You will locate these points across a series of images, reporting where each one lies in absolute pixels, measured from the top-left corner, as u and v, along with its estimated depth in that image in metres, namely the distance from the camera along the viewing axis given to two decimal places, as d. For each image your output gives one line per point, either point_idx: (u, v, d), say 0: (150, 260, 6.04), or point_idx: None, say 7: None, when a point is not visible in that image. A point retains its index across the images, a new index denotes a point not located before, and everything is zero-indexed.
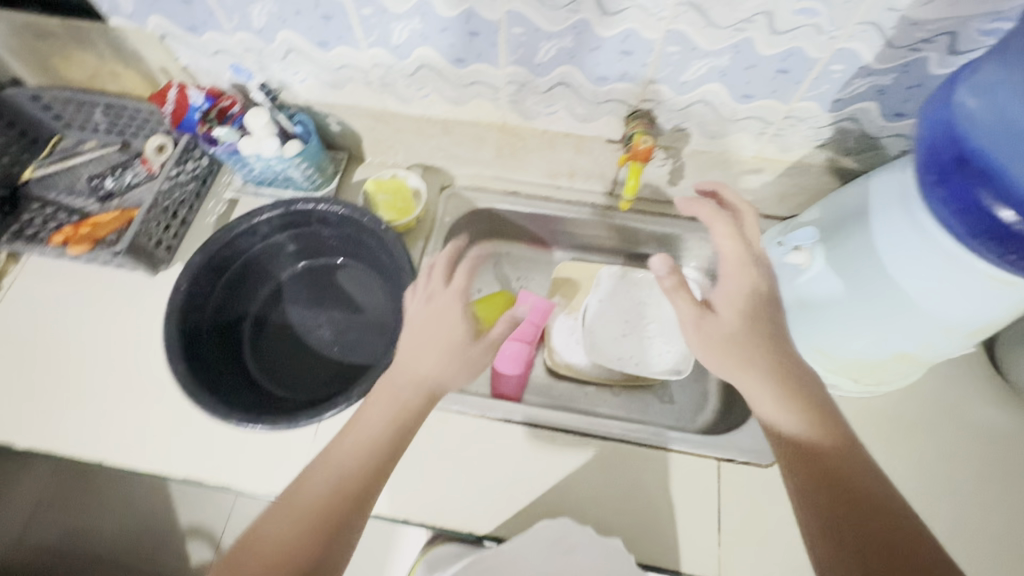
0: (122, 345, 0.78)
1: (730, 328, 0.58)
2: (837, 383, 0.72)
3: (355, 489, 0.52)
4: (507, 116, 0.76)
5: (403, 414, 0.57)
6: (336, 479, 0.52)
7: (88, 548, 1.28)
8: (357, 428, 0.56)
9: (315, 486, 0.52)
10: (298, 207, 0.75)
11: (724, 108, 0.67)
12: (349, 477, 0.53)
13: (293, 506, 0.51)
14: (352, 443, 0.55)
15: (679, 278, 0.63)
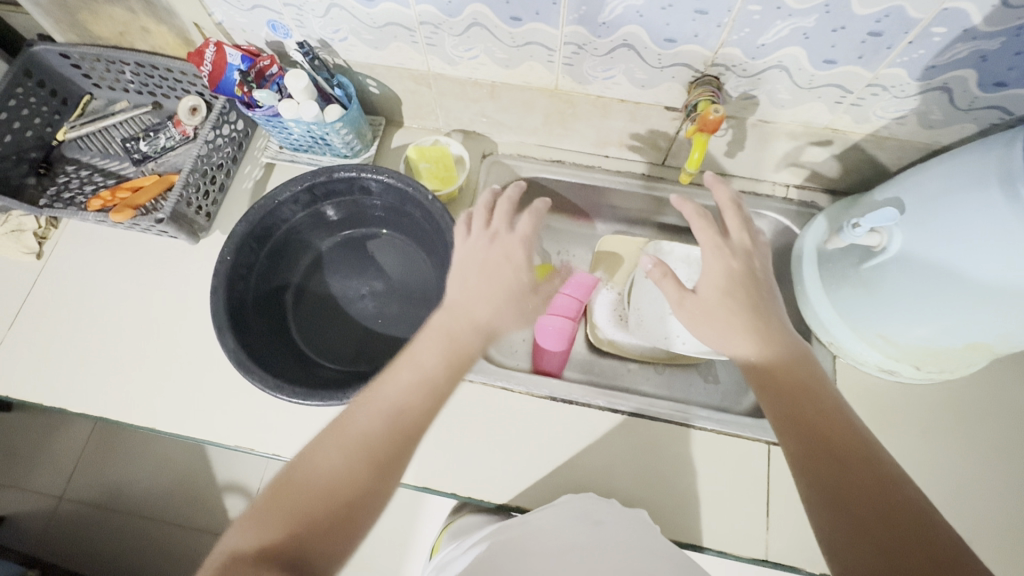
0: (164, 313, 0.77)
1: (732, 316, 0.56)
2: (898, 370, 0.69)
3: (389, 449, 0.50)
4: (559, 81, 0.71)
5: (434, 374, 0.55)
6: (394, 414, 0.51)
7: (130, 502, 1.32)
8: (388, 388, 0.53)
9: (370, 420, 0.51)
10: (340, 175, 0.72)
11: (800, 74, 0.62)
12: (383, 439, 0.50)
13: (348, 435, 0.50)
14: (410, 380, 0.54)
15: (666, 267, 0.60)
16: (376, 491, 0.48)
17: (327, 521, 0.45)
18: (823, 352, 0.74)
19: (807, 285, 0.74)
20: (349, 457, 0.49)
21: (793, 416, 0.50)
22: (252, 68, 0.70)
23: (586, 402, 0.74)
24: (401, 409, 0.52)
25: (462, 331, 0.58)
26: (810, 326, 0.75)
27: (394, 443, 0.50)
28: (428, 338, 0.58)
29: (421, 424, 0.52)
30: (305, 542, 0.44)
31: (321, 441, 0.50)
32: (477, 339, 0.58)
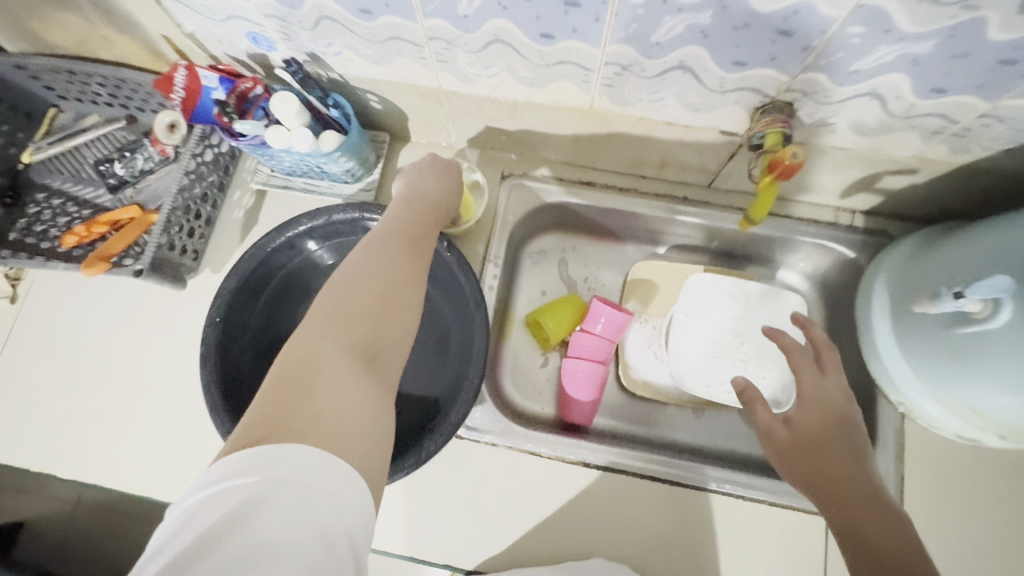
0: (150, 366, 0.69)
1: (824, 457, 0.52)
2: (978, 438, 0.61)
3: (390, 287, 0.45)
4: (594, 102, 0.60)
5: (422, 226, 0.54)
6: (353, 287, 0.44)
7: None
8: (331, 299, 0.43)
9: (333, 301, 0.43)
10: (342, 217, 0.63)
11: (897, 103, 0.50)
12: (378, 280, 0.45)
13: (315, 327, 0.41)
14: (358, 261, 0.46)
15: (752, 393, 0.59)
16: (397, 349, 0.44)
17: (344, 363, 0.40)
18: (888, 410, 0.66)
19: (877, 336, 0.65)
20: (342, 333, 0.41)
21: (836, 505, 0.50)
22: (232, 93, 0.60)
23: (620, 467, 0.67)
24: (386, 267, 0.47)
25: (425, 225, 0.55)
26: (877, 381, 0.66)
27: (392, 280, 0.46)
28: (393, 220, 0.53)
29: (413, 267, 0.49)
30: (320, 383, 0.38)
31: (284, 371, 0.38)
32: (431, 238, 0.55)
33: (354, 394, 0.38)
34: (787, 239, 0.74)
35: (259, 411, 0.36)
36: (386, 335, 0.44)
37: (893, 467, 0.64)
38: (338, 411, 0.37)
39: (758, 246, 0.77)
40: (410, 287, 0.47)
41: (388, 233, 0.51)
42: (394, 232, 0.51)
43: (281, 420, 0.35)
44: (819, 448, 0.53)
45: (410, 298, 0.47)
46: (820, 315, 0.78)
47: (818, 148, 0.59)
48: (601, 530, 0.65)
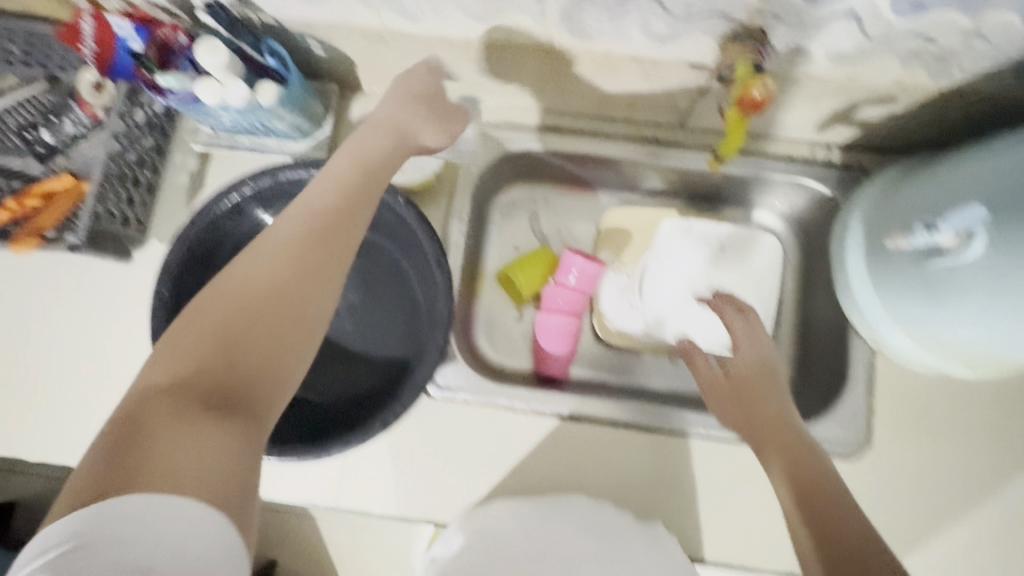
0: (105, 346, 0.66)
1: (745, 406, 0.56)
2: (949, 370, 0.62)
3: (267, 308, 0.41)
4: (553, 37, 0.55)
5: (339, 207, 0.46)
6: (232, 302, 0.41)
7: None
8: (216, 311, 0.41)
9: (211, 319, 0.40)
10: (288, 176, 0.58)
11: (875, 23, 0.47)
12: (254, 304, 0.41)
13: (177, 351, 0.39)
14: (250, 264, 0.43)
15: (693, 343, 0.65)
16: (276, 384, 0.41)
17: (182, 404, 0.37)
18: (861, 347, 0.66)
19: (849, 273, 0.64)
20: (179, 360, 0.39)
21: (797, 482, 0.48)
22: (150, 43, 0.54)
23: (595, 417, 0.67)
24: (263, 278, 0.42)
25: (340, 224, 0.45)
26: (850, 320, 0.66)
27: (272, 299, 0.42)
28: (301, 208, 0.45)
29: (310, 281, 0.43)
30: (160, 429, 0.35)
31: (149, 392, 0.37)
32: (363, 217, 0.47)
33: (206, 442, 0.36)
34: (762, 179, 0.71)
35: (101, 461, 0.34)
36: (253, 369, 0.40)
37: (866, 403, 0.65)
38: (186, 463, 0.35)
39: (734, 188, 0.75)
40: (300, 309, 0.42)
41: (286, 221, 0.45)
42: (309, 218, 0.45)
43: (126, 469, 0.34)
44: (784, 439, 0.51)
45: (298, 324, 0.42)
46: (796, 256, 0.77)
47: (792, 78, 0.56)
48: (580, 479, 0.66)
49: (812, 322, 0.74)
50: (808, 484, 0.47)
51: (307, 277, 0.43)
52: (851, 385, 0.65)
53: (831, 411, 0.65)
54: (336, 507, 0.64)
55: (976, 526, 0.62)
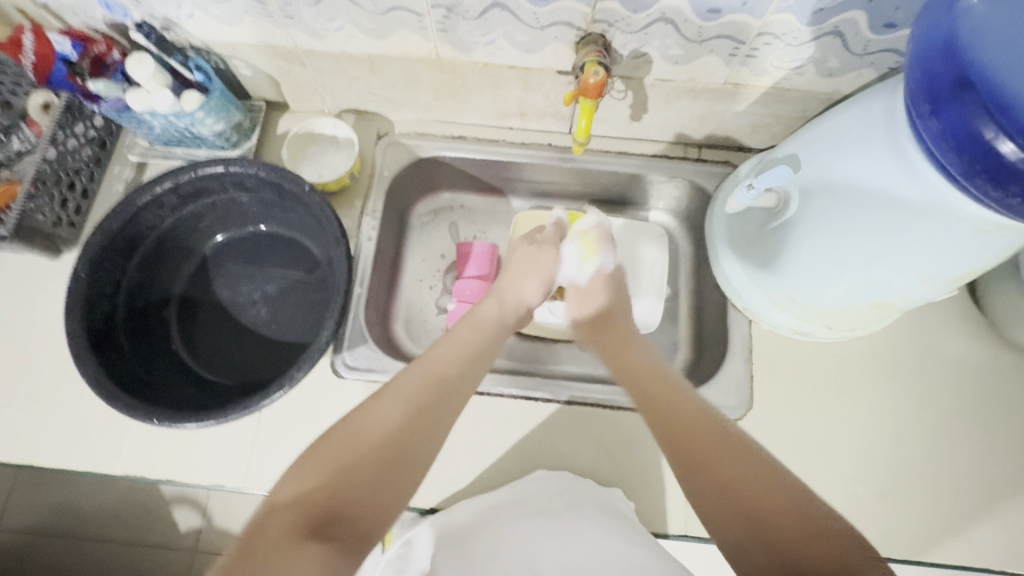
0: (32, 338, 0.69)
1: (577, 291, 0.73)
2: (810, 330, 0.68)
3: (390, 453, 0.48)
4: (439, 50, 0.65)
5: (453, 374, 0.57)
6: (366, 437, 0.48)
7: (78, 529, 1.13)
8: (367, 423, 0.50)
9: (355, 436, 0.48)
10: (205, 171, 0.65)
11: (688, 27, 0.57)
12: (375, 443, 0.48)
13: (325, 456, 0.47)
14: (382, 407, 0.51)
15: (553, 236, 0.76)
16: (377, 507, 0.45)
17: (301, 522, 0.42)
18: (739, 319, 0.73)
19: (718, 249, 0.71)
20: (308, 477, 0.45)
21: (688, 465, 0.49)
22: (85, 56, 0.62)
23: (500, 393, 0.71)
24: (385, 425, 0.50)
25: (455, 377, 0.57)
26: (726, 294, 0.73)
27: (397, 443, 0.49)
28: (423, 367, 0.56)
29: (417, 422, 0.51)
30: (281, 543, 0.40)
31: (296, 472, 0.46)
32: (467, 384, 0.57)
33: (301, 558, 0.39)
34: (647, 177, 0.80)
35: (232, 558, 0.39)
36: (363, 491, 0.45)
37: (746, 369, 0.70)
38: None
39: (625, 187, 0.83)
40: (411, 453, 0.49)
41: (404, 383, 0.54)
42: (411, 389, 0.54)
43: None
44: (666, 407, 0.54)
45: (407, 467, 0.48)
46: (687, 248, 0.84)
47: (644, 81, 0.66)
48: (484, 449, 0.70)
49: (701, 304, 0.80)
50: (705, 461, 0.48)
51: (414, 426, 0.51)
52: (731, 354, 0.71)
53: (717, 378, 0.70)
54: (244, 487, 0.66)
55: (850, 478, 0.67)
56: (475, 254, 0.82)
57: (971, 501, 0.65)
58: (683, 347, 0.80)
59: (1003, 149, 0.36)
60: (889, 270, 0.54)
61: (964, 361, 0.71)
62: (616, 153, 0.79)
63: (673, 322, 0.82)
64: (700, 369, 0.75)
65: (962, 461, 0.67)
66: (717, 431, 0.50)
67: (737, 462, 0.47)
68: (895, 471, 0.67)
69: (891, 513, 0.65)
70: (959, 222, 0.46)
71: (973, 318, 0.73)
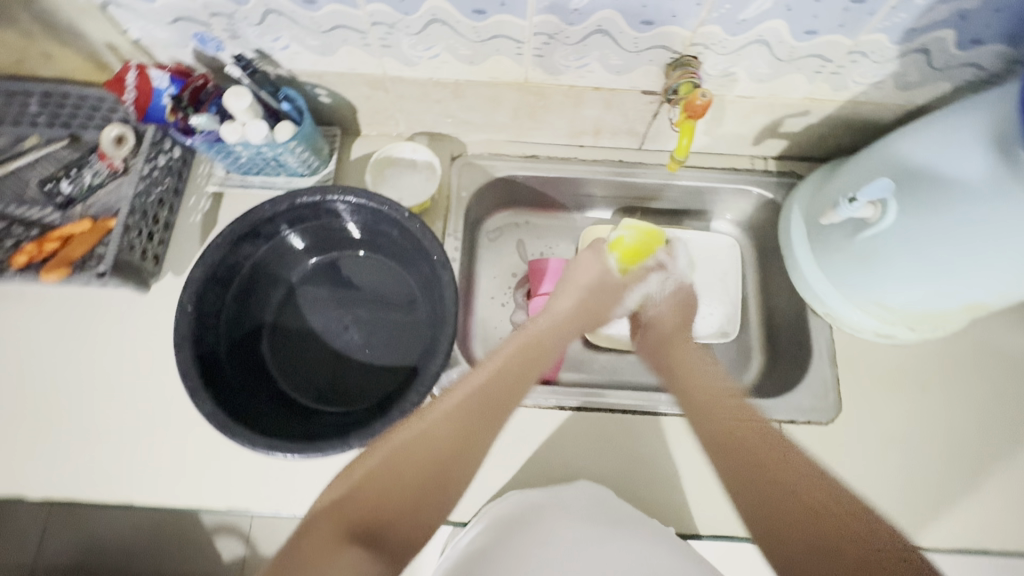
0: (123, 373, 0.69)
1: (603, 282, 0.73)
2: (893, 333, 0.71)
3: (437, 469, 0.48)
4: (529, 74, 0.66)
5: (504, 391, 0.56)
6: (417, 448, 0.49)
7: None
8: (417, 433, 0.50)
9: (405, 445, 0.49)
10: (303, 201, 0.65)
11: (781, 48, 0.59)
12: (423, 456, 0.48)
13: (376, 459, 0.48)
14: (434, 416, 0.51)
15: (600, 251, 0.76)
16: (416, 521, 0.46)
17: (343, 528, 0.43)
18: (819, 324, 0.75)
19: (798, 257, 0.74)
20: (354, 481, 0.46)
21: (745, 482, 0.49)
22: (185, 89, 0.62)
23: (592, 406, 0.72)
24: (434, 439, 0.50)
25: (503, 393, 0.56)
26: (805, 301, 0.75)
27: (444, 459, 0.49)
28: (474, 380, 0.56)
29: (465, 437, 0.51)
30: (325, 548, 0.41)
31: (347, 473, 0.47)
32: (513, 399, 0.56)
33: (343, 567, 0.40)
34: (716, 188, 0.82)
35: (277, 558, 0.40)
36: (407, 504, 0.46)
37: (831, 372, 0.72)
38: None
39: (690, 200, 0.85)
40: (454, 471, 0.49)
41: (458, 395, 0.54)
42: (461, 402, 0.53)
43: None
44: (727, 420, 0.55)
45: (452, 483, 0.49)
46: (752, 255, 0.87)
47: (726, 98, 0.69)
48: (581, 462, 0.71)
49: (772, 310, 0.82)
50: (760, 465, 0.50)
51: (463, 439, 0.51)
52: (815, 358, 0.73)
53: (803, 383, 0.72)
54: None
55: (943, 476, 0.69)
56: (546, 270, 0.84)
57: None
58: (757, 352, 0.82)
59: None
60: (991, 276, 0.56)
61: None
62: (683, 166, 0.81)
63: (744, 329, 0.84)
64: (780, 373, 0.78)
65: None
66: (772, 450, 0.51)
67: (794, 481, 0.48)
68: (984, 465, 0.69)
69: (985, 507, 0.67)
70: None
71: None
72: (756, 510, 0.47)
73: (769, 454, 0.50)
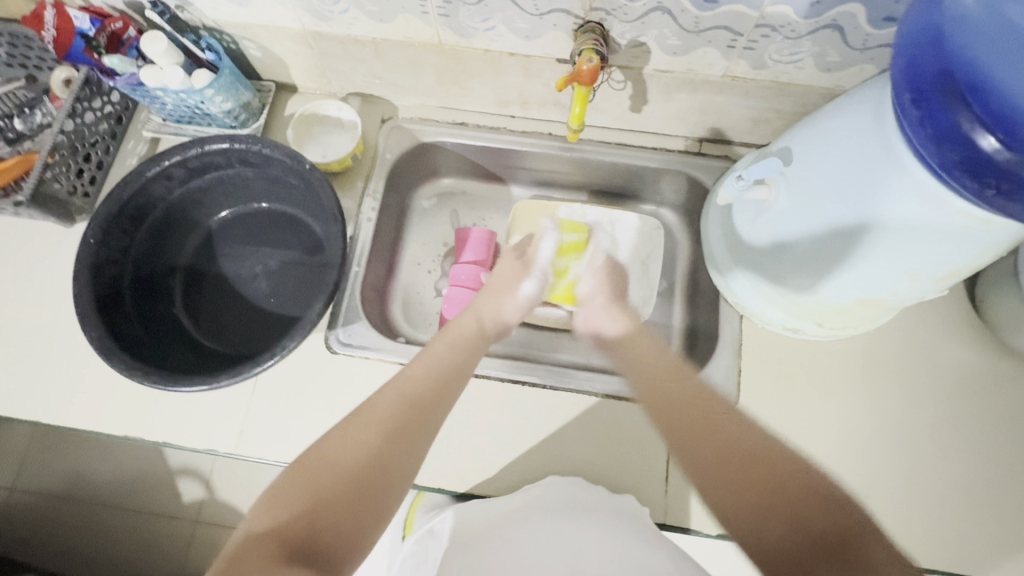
0: (46, 302, 0.73)
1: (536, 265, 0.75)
2: (801, 327, 0.68)
3: (364, 485, 0.49)
4: (441, 35, 0.66)
5: (421, 395, 0.57)
6: (344, 464, 0.50)
7: (85, 490, 1.19)
8: (342, 447, 0.51)
9: (332, 463, 0.50)
10: (212, 147, 0.67)
11: (685, 17, 0.57)
12: (348, 476, 0.49)
13: (302, 481, 0.49)
14: (357, 427, 0.53)
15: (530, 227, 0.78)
16: (353, 533, 0.47)
17: (275, 553, 0.43)
18: (731, 313, 0.72)
19: (712, 242, 0.71)
20: (281, 504, 0.47)
21: (691, 444, 0.52)
22: (101, 31, 0.65)
23: (494, 375, 0.73)
24: (363, 450, 0.51)
25: (426, 393, 0.58)
26: (718, 288, 0.73)
27: (372, 466, 0.51)
28: (392, 394, 0.56)
29: (393, 444, 0.53)
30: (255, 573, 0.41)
31: (273, 497, 0.48)
32: (433, 407, 0.57)
33: None
34: (647, 169, 0.80)
35: None
36: (338, 517, 0.47)
37: (735, 362, 0.70)
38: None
39: (624, 180, 0.83)
40: (382, 480, 0.51)
41: (382, 406, 0.56)
42: (381, 417, 0.54)
43: None
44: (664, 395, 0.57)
45: (384, 489, 0.51)
46: (685, 241, 0.84)
47: (643, 71, 0.67)
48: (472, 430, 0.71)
49: (696, 298, 0.80)
50: (723, 455, 0.50)
51: (390, 445, 0.53)
52: (721, 347, 0.71)
53: (706, 371, 0.70)
54: (238, 454, 0.68)
55: (835, 480, 0.66)
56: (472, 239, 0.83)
57: (962, 505, 0.64)
58: (676, 339, 0.80)
59: (983, 142, 0.37)
60: (890, 269, 0.53)
61: (963, 365, 0.70)
62: (614, 144, 0.79)
63: (666, 315, 0.82)
64: (691, 361, 0.76)
65: (954, 465, 0.66)
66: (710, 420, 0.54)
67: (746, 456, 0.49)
68: (881, 475, 0.66)
69: (878, 514, 0.64)
70: (943, 216, 0.46)
71: (972, 322, 0.71)
72: (734, 494, 0.48)
73: (705, 415, 0.54)
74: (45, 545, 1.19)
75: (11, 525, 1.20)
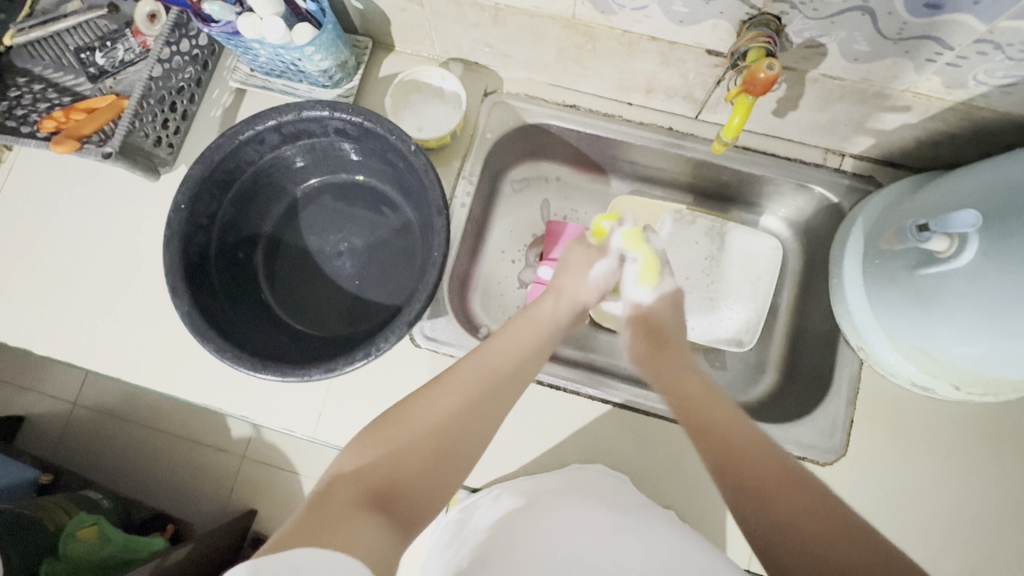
0: (129, 253, 0.71)
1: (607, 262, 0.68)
2: (932, 387, 0.61)
3: (442, 444, 0.45)
4: (577, 9, 0.57)
5: (504, 375, 0.52)
6: (429, 421, 0.46)
7: (141, 411, 1.23)
8: (423, 409, 0.47)
9: (413, 419, 0.46)
10: (309, 115, 0.60)
11: (889, 21, 0.47)
12: (425, 441, 0.44)
13: (384, 433, 0.44)
14: (436, 391, 0.49)
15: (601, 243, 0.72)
16: (432, 488, 0.43)
17: (358, 493, 0.39)
18: (849, 356, 0.66)
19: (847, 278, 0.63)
20: (360, 450, 0.43)
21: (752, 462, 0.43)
22: None
23: (574, 389, 0.70)
24: (441, 413, 0.47)
25: (517, 372, 0.53)
26: (840, 326, 0.66)
27: (450, 430, 0.46)
28: (477, 364, 0.52)
29: (470, 411, 0.48)
30: (343, 512, 0.37)
31: (357, 444, 0.44)
32: (514, 392, 0.52)
33: (362, 531, 0.36)
34: (772, 180, 0.71)
35: (292, 520, 0.36)
36: (415, 468, 0.43)
37: (846, 412, 0.64)
38: (353, 539, 0.35)
39: (742, 187, 0.75)
40: (457, 448, 0.45)
41: (464, 373, 0.51)
42: (463, 384, 0.50)
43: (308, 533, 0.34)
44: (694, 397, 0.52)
45: (461, 454, 0.45)
46: (795, 262, 0.77)
47: (806, 75, 0.57)
48: (551, 438, 0.69)
49: (802, 328, 0.74)
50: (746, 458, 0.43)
51: (468, 413, 0.47)
52: (832, 392, 0.65)
53: (812, 416, 0.65)
54: (313, 437, 0.67)
55: (939, 550, 0.61)
56: (560, 235, 0.77)
57: None
58: (772, 368, 0.75)
59: None
60: None
61: None
62: (741, 148, 0.70)
63: (765, 340, 0.76)
64: (790, 397, 0.70)
65: None
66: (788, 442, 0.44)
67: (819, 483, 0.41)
68: (989, 553, 0.61)
69: None
70: None
71: None
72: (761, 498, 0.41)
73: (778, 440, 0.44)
74: (98, 460, 1.23)
75: (68, 435, 1.25)
